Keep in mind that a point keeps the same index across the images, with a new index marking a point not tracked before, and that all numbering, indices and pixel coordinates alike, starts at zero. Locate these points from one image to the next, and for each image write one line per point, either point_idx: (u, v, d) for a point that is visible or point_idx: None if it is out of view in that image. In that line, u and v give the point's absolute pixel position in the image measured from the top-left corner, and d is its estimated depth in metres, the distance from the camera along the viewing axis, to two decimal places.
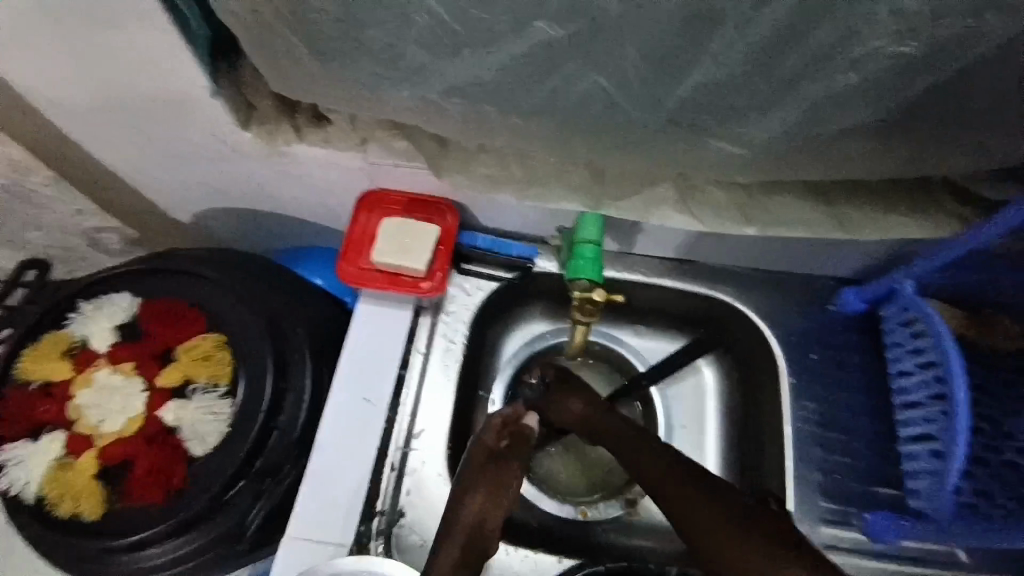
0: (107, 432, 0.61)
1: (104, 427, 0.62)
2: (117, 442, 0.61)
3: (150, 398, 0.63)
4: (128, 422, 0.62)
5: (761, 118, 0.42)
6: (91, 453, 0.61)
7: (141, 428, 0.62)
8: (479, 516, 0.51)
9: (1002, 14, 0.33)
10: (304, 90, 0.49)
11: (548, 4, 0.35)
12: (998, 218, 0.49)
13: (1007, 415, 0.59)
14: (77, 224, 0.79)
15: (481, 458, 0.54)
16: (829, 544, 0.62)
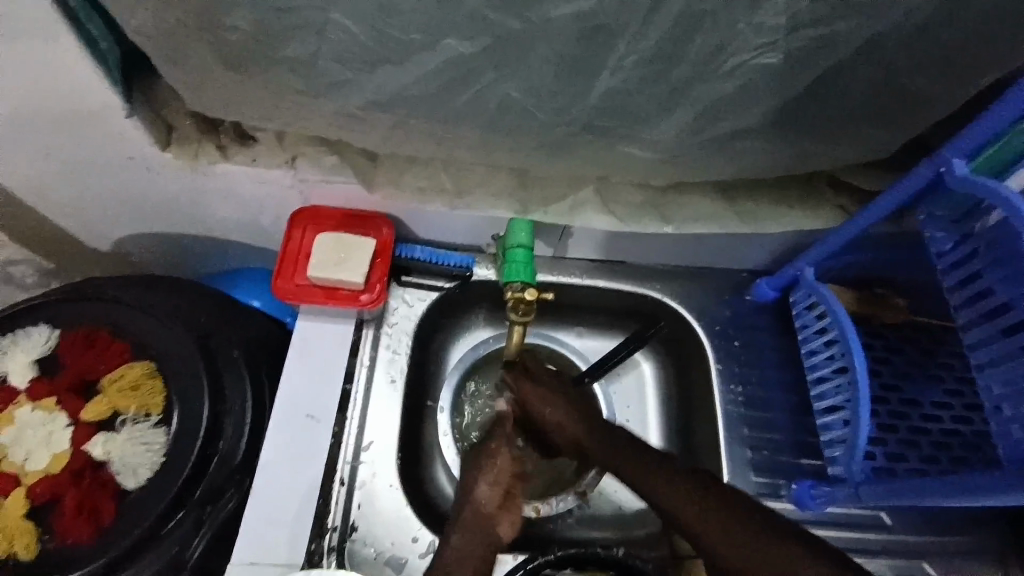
0: (31, 471, 0.58)
1: (30, 465, 0.58)
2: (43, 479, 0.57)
3: (74, 433, 0.59)
4: (52, 460, 0.58)
5: (663, 123, 0.46)
6: (18, 491, 0.57)
7: (66, 465, 0.58)
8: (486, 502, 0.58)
9: (854, 25, 0.38)
10: (225, 105, 0.49)
11: (455, 19, 0.37)
12: (880, 201, 0.54)
13: (900, 381, 0.66)
14: None
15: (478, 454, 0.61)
16: None
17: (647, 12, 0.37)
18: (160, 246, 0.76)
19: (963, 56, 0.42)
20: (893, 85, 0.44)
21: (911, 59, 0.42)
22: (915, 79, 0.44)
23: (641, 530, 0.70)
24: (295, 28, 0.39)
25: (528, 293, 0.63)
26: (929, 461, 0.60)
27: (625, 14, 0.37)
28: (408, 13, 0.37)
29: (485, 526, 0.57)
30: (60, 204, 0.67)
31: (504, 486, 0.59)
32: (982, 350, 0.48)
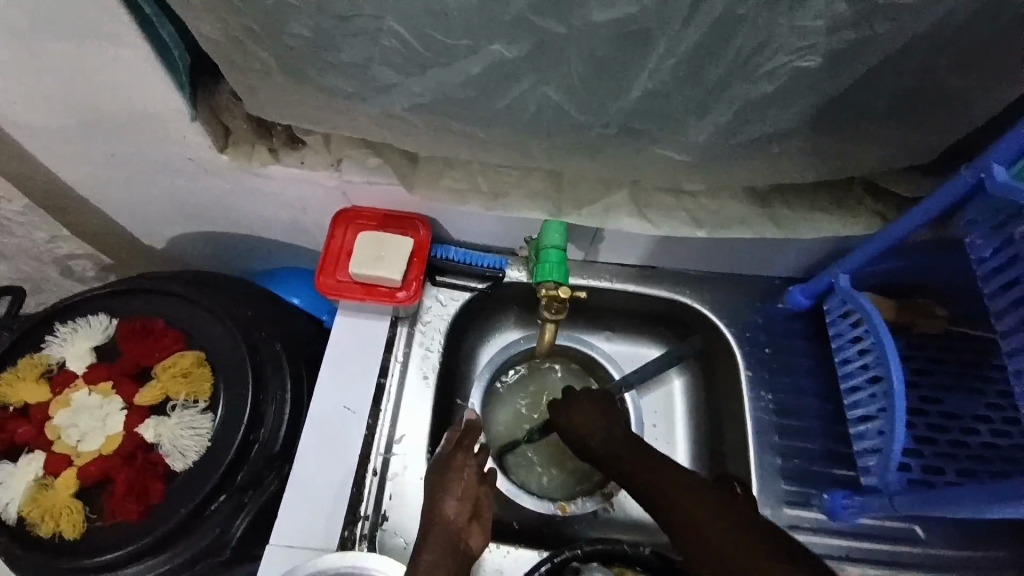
0: (85, 451, 0.62)
1: (83, 446, 0.62)
2: (97, 458, 0.61)
3: (127, 416, 0.63)
4: (106, 440, 0.62)
5: (698, 124, 0.47)
6: (72, 470, 0.61)
7: (119, 446, 0.62)
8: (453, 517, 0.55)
9: (895, 31, 0.38)
10: (279, 108, 0.52)
11: (499, 25, 0.39)
12: (922, 206, 0.53)
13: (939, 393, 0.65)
14: (48, 252, 0.80)
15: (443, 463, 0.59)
16: (791, 524, 0.66)
17: (682, 18, 0.38)
18: (208, 244, 0.80)
19: (1008, 60, 0.42)
20: (934, 90, 0.44)
21: (953, 65, 0.42)
22: (958, 84, 0.44)
23: (668, 534, 0.70)
24: (350, 33, 0.41)
25: (561, 292, 0.65)
26: (968, 475, 0.58)
27: (662, 21, 0.38)
28: (457, 18, 0.39)
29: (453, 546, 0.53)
30: (121, 202, 0.72)
31: (470, 501, 0.57)
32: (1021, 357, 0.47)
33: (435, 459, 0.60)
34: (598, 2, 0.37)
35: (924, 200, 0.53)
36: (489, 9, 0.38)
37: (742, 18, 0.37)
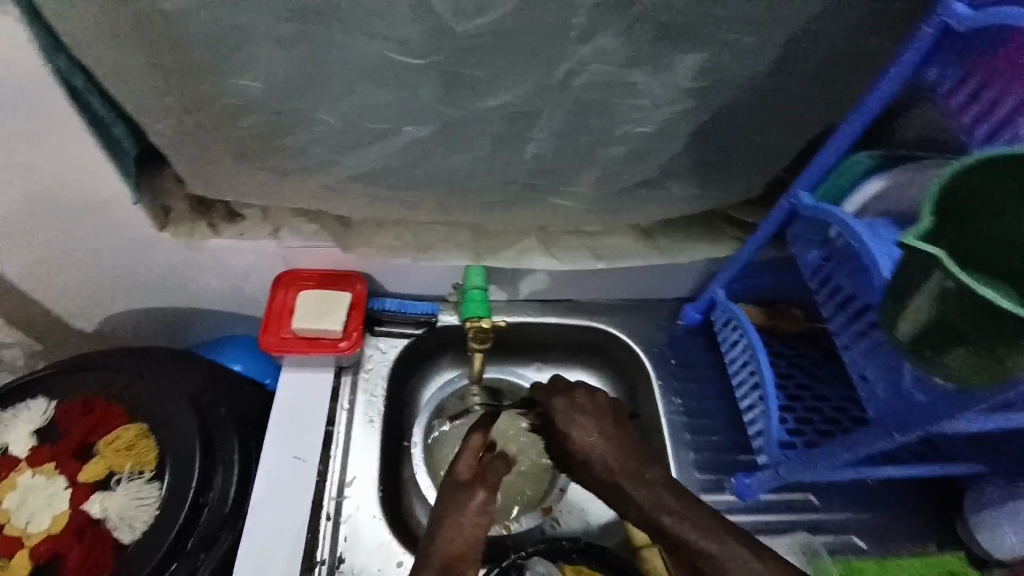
0: (34, 532, 0.63)
1: (32, 527, 0.63)
2: (44, 540, 0.62)
3: (73, 494, 0.64)
4: (52, 521, 0.63)
5: (579, 177, 0.59)
6: (22, 552, 0.62)
7: (66, 525, 0.63)
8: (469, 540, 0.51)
9: (708, 104, 0.52)
10: (223, 187, 0.59)
11: (410, 113, 0.49)
12: (761, 228, 0.68)
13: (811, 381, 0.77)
14: None
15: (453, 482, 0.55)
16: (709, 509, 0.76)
17: (550, 102, 0.50)
18: (147, 320, 0.82)
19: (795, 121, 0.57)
20: (749, 143, 0.58)
21: (759, 127, 0.56)
22: (766, 139, 0.58)
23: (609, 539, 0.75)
24: (289, 124, 0.50)
25: (481, 322, 0.74)
26: None
27: (535, 105, 0.50)
28: (377, 109, 0.49)
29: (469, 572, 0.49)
30: (59, 286, 0.74)
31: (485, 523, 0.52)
32: (845, 333, 0.57)
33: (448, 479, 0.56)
34: (484, 93, 0.48)
35: (762, 224, 0.68)
36: (403, 102, 0.48)
37: (594, 99, 0.50)
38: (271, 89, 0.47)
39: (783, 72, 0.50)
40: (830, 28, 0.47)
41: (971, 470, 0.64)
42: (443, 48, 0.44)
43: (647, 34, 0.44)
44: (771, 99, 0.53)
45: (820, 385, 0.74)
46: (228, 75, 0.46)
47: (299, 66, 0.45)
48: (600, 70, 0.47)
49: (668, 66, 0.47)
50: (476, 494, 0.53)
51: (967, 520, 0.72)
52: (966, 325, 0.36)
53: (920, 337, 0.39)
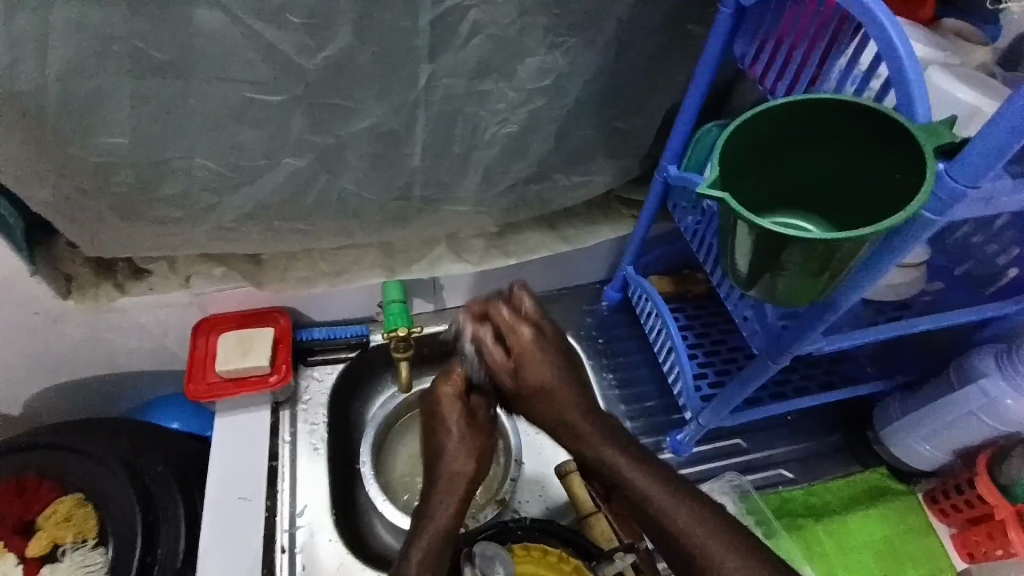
0: None
1: None
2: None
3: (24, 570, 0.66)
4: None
5: (463, 182, 0.64)
6: None
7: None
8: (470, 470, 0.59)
9: (555, 97, 0.59)
10: (119, 246, 0.61)
11: (289, 143, 0.55)
12: (647, 201, 0.73)
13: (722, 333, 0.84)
14: None
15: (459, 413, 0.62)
16: None
17: (410, 114, 0.56)
18: (73, 396, 0.81)
19: (642, 102, 0.64)
20: (608, 127, 0.65)
21: (610, 113, 0.64)
22: (621, 122, 0.65)
23: (565, 518, 0.78)
24: (167, 173, 0.54)
25: (400, 333, 0.74)
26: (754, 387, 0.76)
27: (399, 122, 0.56)
28: (252, 145, 0.54)
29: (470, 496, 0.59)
30: None
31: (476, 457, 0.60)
32: (724, 287, 0.64)
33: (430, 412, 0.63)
34: (350, 117, 0.54)
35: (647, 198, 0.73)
36: (277, 134, 0.54)
37: (451, 108, 0.57)
38: (136, 143, 0.51)
39: (610, 62, 0.58)
40: (635, 20, 0.56)
41: (874, 387, 0.73)
42: (297, 80, 0.50)
43: (484, 47, 0.53)
44: (609, 86, 0.61)
45: (732, 335, 0.81)
46: (95, 134, 0.50)
47: (159, 114, 0.50)
48: (454, 83, 0.55)
49: (512, 72, 0.55)
50: (455, 445, 0.60)
51: (882, 435, 0.79)
52: (776, 253, 0.41)
53: (753, 270, 0.44)
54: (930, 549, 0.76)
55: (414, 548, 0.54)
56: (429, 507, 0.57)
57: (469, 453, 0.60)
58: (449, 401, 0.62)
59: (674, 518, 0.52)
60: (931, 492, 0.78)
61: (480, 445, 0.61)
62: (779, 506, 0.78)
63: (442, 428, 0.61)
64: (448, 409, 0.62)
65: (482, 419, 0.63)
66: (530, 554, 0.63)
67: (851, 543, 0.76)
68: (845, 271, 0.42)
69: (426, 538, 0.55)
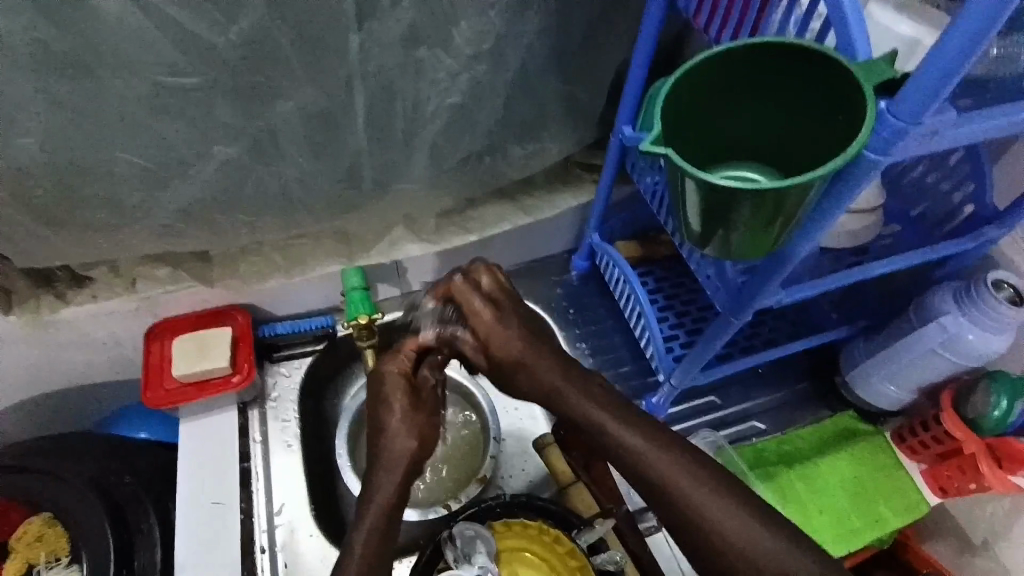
0: None
1: None
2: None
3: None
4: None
5: (410, 160, 0.62)
6: None
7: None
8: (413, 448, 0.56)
9: (496, 64, 0.57)
10: (49, 255, 0.58)
11: (216, 132, 0.52)
12: (606, 163, 0.71)
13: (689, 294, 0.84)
14: None
15: (403, 386, 0.59)
16: None
17: (344, 92, 0.53)
18: (26, 417, 0.77)
19: (586, 64, 0.62)
20: (555, 91, 0.63)
21: (555, 78, 0.62)
22: (567, 86, 0.63)
23: (547, 490, 0.78)
24: (87, 174, 0.51)
25: (362, 322, 0.72)
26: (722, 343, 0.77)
27: (333, 102, 0.54)
28: (176, 137, 0.51)
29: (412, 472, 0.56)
30: None
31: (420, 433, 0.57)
32: (686, 249, 0.63)
33: (376, 390, 0.60)
34: (279, 99, 0.52)
35: (606, 161, 0.71)
36: (201, 123, 0.51)
37: (387, 84, 0.54)
38: (48, 144, 0.48)
39: (549, 23, 0.56)
40: None
41: (839, 333, 0.74)
42: (214, 64, 0.47)
43: (412, 15, 0.50)
44: (551, 49, 0.59)
45: (701, 294, 0.81)
46: (2, 137, 0.46)
47: (69, 112, 0.47)
48: (386, 55, 0.52)
49: (447, 39, 0.53)
50: (396, 421, 0.57)
51: (848, 379, 0.80)
52: (725, 206, 0.40)
53: (705, 224, 0.43)
54: (904, 485, 0.77)
55: (359, 530, 0.52)
56: (371, 487, 0.55)
57: (411, 429, 0.57)
58: (393, 376, 0.59)
59: (681, 492, 0.49)
60: (901, 431, 0.79)
61: (423, 422, 0.58)
62: (754, 457, 0.80)
63: (384, 404, 0.58)
64: (391, 387, 0.59)
65: (428, 398, 0.60)
66: (512, 528, 0.64)
67: (825, 485, 0.76)
68: (795, 219, 0.42)
69: (371, 519, 0.53)
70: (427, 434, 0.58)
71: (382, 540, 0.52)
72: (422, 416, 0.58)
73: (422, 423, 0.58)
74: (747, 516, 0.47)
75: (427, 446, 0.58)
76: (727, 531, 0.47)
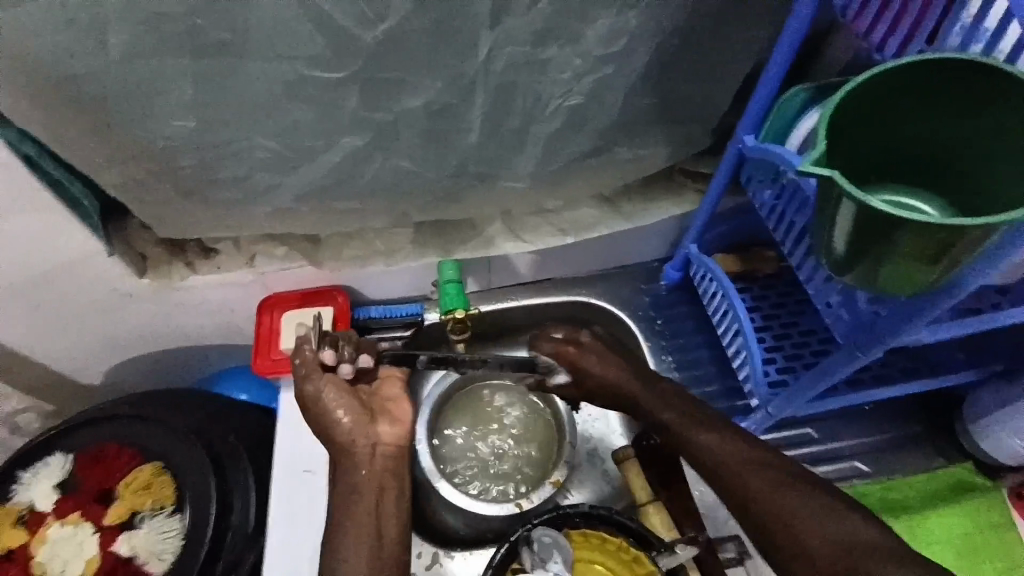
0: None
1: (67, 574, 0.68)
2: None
3: (99, 538, 0.69)
4: (85, 564, 0.68)
5: (519, 160, 0.62)
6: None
7: (99, 565, 0.68)
8: (381, 439, 0.64)
9: (618, 69, 0.55)
10: (189, 222, 0.63)
11: (345, 123, 0.54)
12: (720, 170, 0.66)
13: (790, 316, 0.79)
14: None
15: (336, 388, 0.65)
16: None
17: (469, 89, 0.54)
18: (146, 367, 0.85)
19: (713, 69, 0.59)
20: (675, 96, 0.61)
21: (677, 82, 0.59)
22: (688, 91, 0.61)
23: (619, 501, 0.77)
24: (230, 155, 0.55)
25: (457, 315, 0.74)
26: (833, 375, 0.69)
27: (456, 99, 0.54)
28: (311, 126, 0.54)
29: (393, 463, 0.64)
30: (50, 348, 0.77)
31: (363, 412, 0.65)
32: (804, 267, 0.58)
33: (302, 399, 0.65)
34: (407, 94, 0.53)
35: (719, 167, 0.66)
36: (335, 116, 0.53)
37: (510, 86, 0.54)
38: (200, 126, 0.52)
39: (682, 25, 0.54)
40: None
41: (966, 375, 0.67)
42: (354, 57, 0.49)
43: (545, 13, 0.49)
44: (680, 52, 0.56)
45: (805, 317, 0.76)
46: (163, 118, 0.50)
47: (218, 97, 0.50)
48: (515, 52, 0.51)
49: (577, 38, 0.51)
50: (344, 417, 0.64)
51: (971, 429, 0.74)
52: (885, 234, 0.37)
53: (853, 248, 0.40)
54: (1010, 547, 0.72)
55: (360, 503, 0.61)
56: (350, 471, 0.62)
57: (361, 415, 0.64)
58: (325, 381, 0.65)
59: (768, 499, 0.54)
60: (1016, 488, 0.74)
61: (360, 412, 0.64)
62: (855, 501, 0.74)
63: (326, 398, 0.64)
64: (322, 387, 0.64)
65: (368, 389, 0.68)
66: (589, 540, 0.65)
67: (931, 541, 0.72)
68: (968, 255, 0.37)
69: (372, 491, 0.62)
70: (377, 424, 0.65)
71: (388, 503, 0.62)
72: (359, 407, 0.65)
73: (372, 416, 0.65)
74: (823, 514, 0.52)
75: (395, 413, 0.66)
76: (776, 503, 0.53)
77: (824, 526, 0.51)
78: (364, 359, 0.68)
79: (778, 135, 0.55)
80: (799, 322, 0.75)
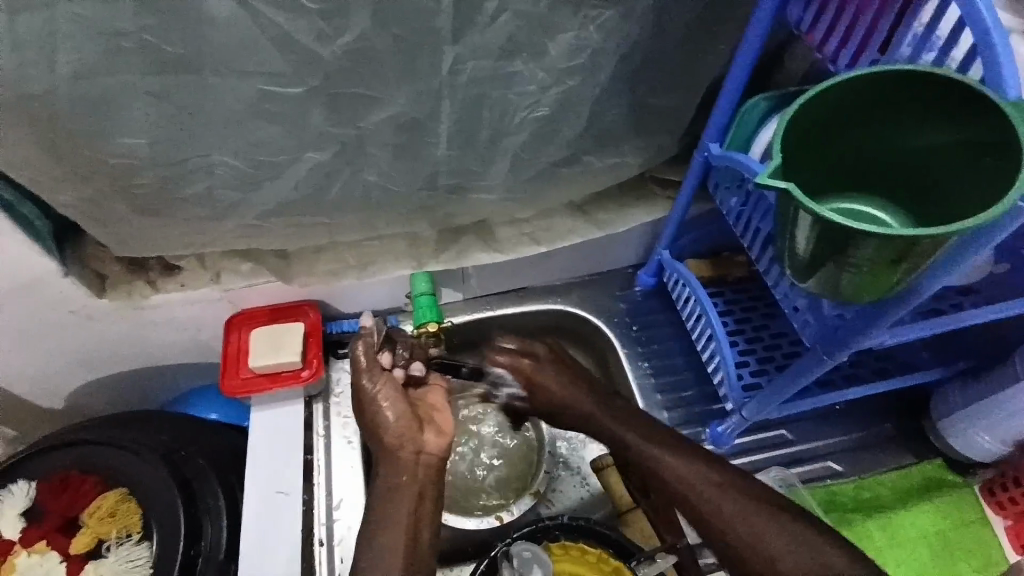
0: None
1: None
2: None
3: (67, 567, 0.66)
4: None
5: (488, 173, 0.62)
6: None
7: None
8: (430, 441, 0.63)
9: (582, 80, 0.55)
10: (151, 241, 0.61)
11: (310, 139, 0.53)
12: (687, 178, 0.66)
13: None
14: None
15: (393, 387, 0.65)
16: None
17: (435, 102, 0.53)
18: (111, 390, 0.83)
19: (677, 80, 0.60)
20: (641, 107, 0.61)
21: (642, 93, 0.60)
22: (653, 101, 0.61)
23: (600, 510, 0.77)
24: (191, 172, 0.54)
25: (430, 328, 0.74)
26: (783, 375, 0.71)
27: (421, 115, 0.54)
28: (271, 143, 0.53)
29: (435, 469, 0.63)
30: (8, 372, 0.74)
31: (413, 415, 0.64)
32: (772, 273, 0.59)
33: (365, 395, 0.65)
34: (373, 110, 0.52)
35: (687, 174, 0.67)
36: (297, 131, 0.52)
37: (476, 104, 0.54)
38: (157, 143, 0.50)
39: (643, 38, 0.54)
40: None
41: (933, 373, 0.68)
42: (316, 73, 0.48)
43: (509, 27, 0.49)
44: (642, 64, 0.57)
45: (776, 320, 0.76)
46: (117, 135, 0.49)
47: (176, 115, 0.48)
48: (480, 66, 0.51)
49: (543, 51, 0.52)
50: (391, 415, 0.63)
51: (940, 425, 0.75)
52: (846, 244, 0.37)
53: (814, 255, 0.40)
54: (983, 541, 0.73)
55: (400, 507, 0.60)
56: (392, 474, 0.61)
57: (411, 419, 0.64)
58: (385, 380, 0.65)
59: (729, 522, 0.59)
60: (987, 483, 0.76)
61: (412, 415, 0.64)
62: (829, 500, 0.75)
63: (384, 401, 0.64)
64: (381, 387, 0.65)
65: (418, 394, 0.68)
66: (569, 553, 0.64)
67: (907, 538, 0.73)
68: (926, 262, 0.38)
69: (408, 497, 0.60)
70: (425, 430, 0.64)
71: (428, 509, 0.61)
72: (410, 414, 0.64)
73: (414, 422, 0.64)
74: (783, 529, 0.57)
75: (440, 422, 0.65)
76: (732, 524, 0.59)
77: (789, 551, 0.56)
78: (416, 367, 0.68)
79: (741, 144, 0.56)
80: (770, 324, 0.76)
